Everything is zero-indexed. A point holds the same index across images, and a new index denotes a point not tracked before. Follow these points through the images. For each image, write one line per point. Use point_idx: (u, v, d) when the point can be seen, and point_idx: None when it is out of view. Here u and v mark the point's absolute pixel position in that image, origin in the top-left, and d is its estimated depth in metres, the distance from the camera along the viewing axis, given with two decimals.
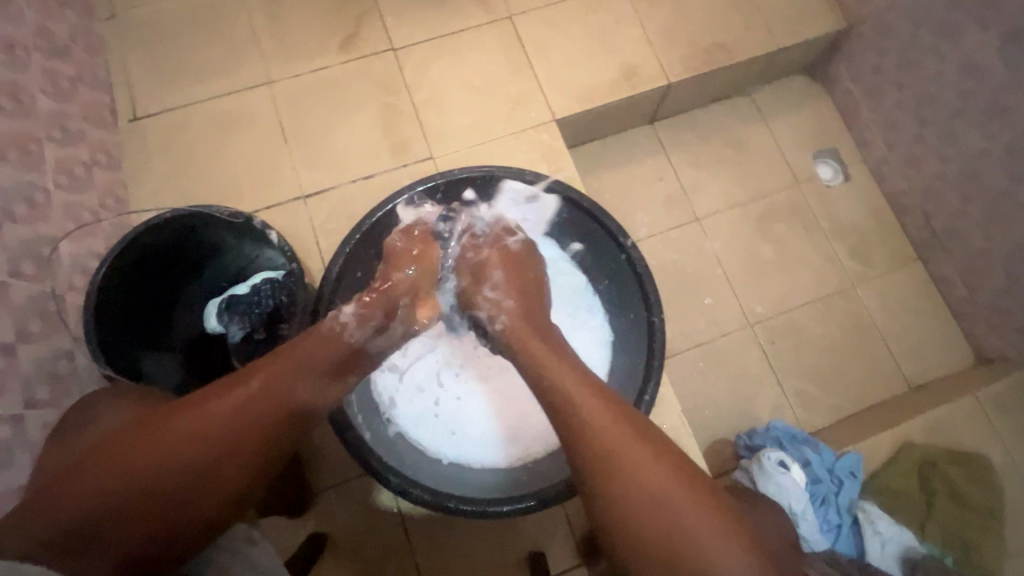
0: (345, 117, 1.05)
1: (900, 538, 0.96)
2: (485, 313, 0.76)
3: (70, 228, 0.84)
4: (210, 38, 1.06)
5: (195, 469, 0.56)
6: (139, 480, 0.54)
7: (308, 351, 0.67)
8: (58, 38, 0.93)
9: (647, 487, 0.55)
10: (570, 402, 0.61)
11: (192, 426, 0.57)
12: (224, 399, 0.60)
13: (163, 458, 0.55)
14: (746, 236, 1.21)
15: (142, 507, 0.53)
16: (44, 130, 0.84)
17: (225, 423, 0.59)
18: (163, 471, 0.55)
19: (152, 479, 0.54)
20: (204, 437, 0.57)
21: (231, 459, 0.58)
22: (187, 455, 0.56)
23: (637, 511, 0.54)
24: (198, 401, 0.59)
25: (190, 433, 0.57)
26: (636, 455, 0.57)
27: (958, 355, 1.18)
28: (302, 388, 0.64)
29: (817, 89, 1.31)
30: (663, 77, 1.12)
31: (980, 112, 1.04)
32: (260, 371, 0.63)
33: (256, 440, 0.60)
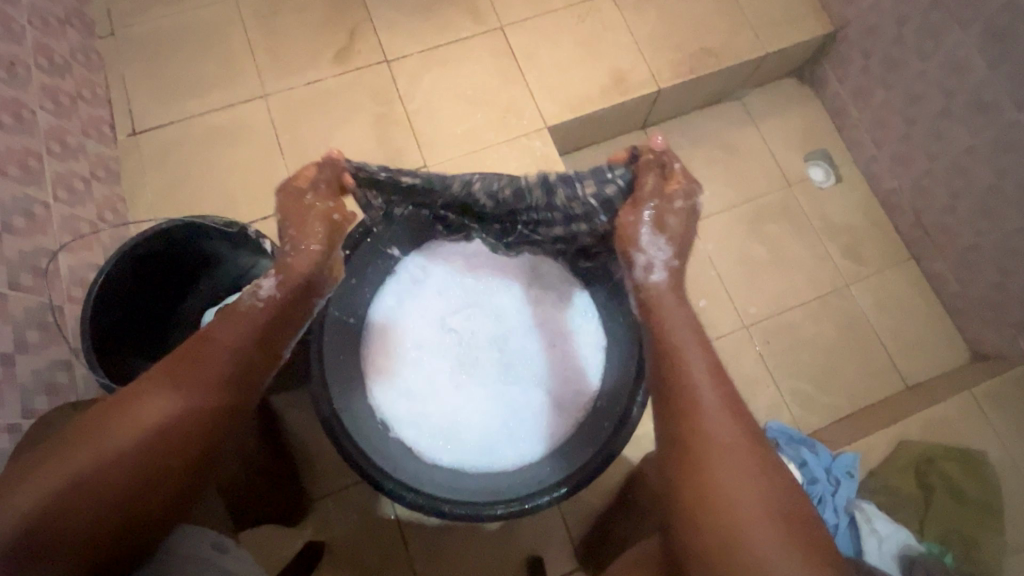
0: (339, 127, 1.06)
1: (898, 537, 0.93)
2: (644, 260, 0.72)
3: (68, 241, 0.85)
4: (206, 53, 1.08)
5: (147, 460, 0.54)
6: (87, 479, 0.51)
7: (251, 327, 0.64)
8: (58, 56, 0.95)
9: (729, 490, 0.52)
10: (696, 385, 0.59)
11: (125, 430, 0.54)
12: (155, 398, 0.56)
13: (109, 457, 0.52)
14: (739, 238, 1.22)
15: (98, 506, 0.51)
16: (45, 145, 0.86)
17: (169, 413, 0.56)
18: (111, 468, 0.52)
19: (99, 479, 0.52)
20: (150, 429, 0.54)
21: (184, 444, 0.56)
22: (132, 447, 0.53)
23: (715, 514, 0.52)
24: (129, 403, 0.55)
25: (132, 426, 0.54)
26: (727, 460, 0.54)
27: (953, 352, 1.18)
28: (241, 374, 0.61)
29: (806, 91, 1.33)
30: (653, 83, 1.14)
31: (965, 109, 1.05)
32: (191, 365, 0.59)
33: (206, 420, 0.58)
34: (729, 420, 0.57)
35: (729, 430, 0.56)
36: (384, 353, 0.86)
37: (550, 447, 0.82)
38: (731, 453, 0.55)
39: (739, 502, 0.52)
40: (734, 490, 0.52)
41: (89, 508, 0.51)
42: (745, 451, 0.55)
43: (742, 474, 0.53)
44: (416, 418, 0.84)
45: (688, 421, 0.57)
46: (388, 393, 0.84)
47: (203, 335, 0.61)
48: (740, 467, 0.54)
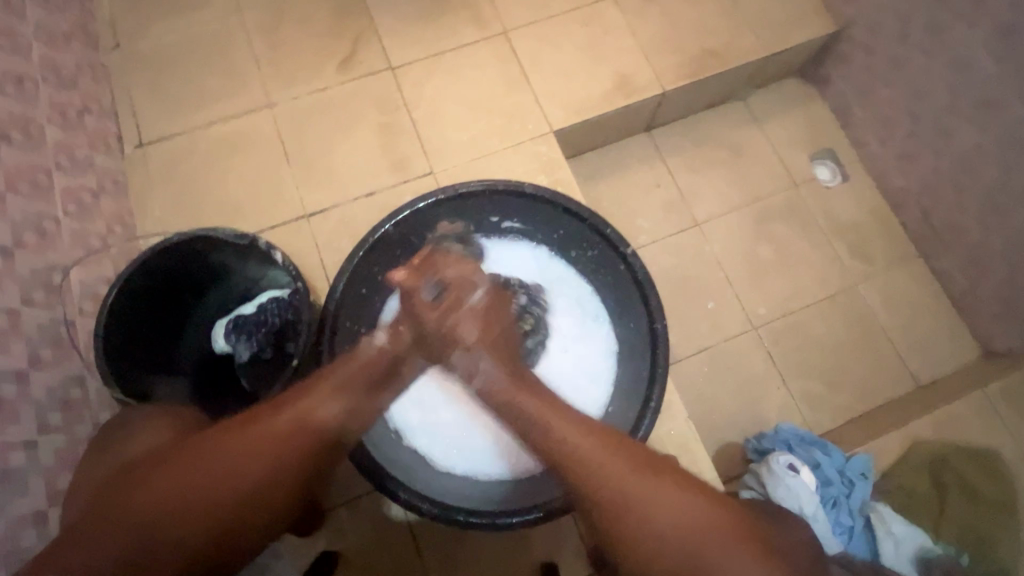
0: (345, 135, 1.06)
1: (914, 538, 0.94)
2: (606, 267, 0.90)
3: (78, 255, 0.86)
4: (210, 64, 1.09)
5: (265, 474, 0.58)
6: (219, 482, 0.55)
7: (361, 368, 0.69)
8: (64, 71, 0.96)
9: (660, 519, 0.57)
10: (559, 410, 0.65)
11: (239, 451, 0.57)
12: (266, 425, 0.60)
13: (239, 464, 0.57)
14: (746, 239, 1.22)
15: (217, 511, 0.55)
16: (53, 159, 0.87)
17: (294, 432, 0.61)
18: (235, 476, 0.56)
19: (228, 483, 0.56)
20: (273, 445, 0.59)
21: (297, 464, 0.60)
22: (260, 460, 0.58)
23: (637, 520, 0.57)
24: (243, 425, 0.60)
25: (262, 439, 0.59)
26: (641, 491, 0.58)
27: (964, 350, 1.17)
28: (344, 411, 0.65)
29: (811, 90, 1.32)
30: (656, 85, 1.14)
31: (971, 107, 1.05)
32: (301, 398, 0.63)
33: (318, 446, 0.62)
34: (608, 454, 0.61)
35: (614, 465, 0.60)
36: None
37: None
38: (641, 481, 0.59)
39: (665, 527, 0.56)
40: (658, 516, 0.57)
41: (215, 509, 0.55)
42: (634, 477, 0.59)
43: (660, 497, 0.58)
44: (432, 425, 0.84)
45: (583, 477, 0.60)
46: (400, 402, 0.84)
47: (320, 373, 0.67)
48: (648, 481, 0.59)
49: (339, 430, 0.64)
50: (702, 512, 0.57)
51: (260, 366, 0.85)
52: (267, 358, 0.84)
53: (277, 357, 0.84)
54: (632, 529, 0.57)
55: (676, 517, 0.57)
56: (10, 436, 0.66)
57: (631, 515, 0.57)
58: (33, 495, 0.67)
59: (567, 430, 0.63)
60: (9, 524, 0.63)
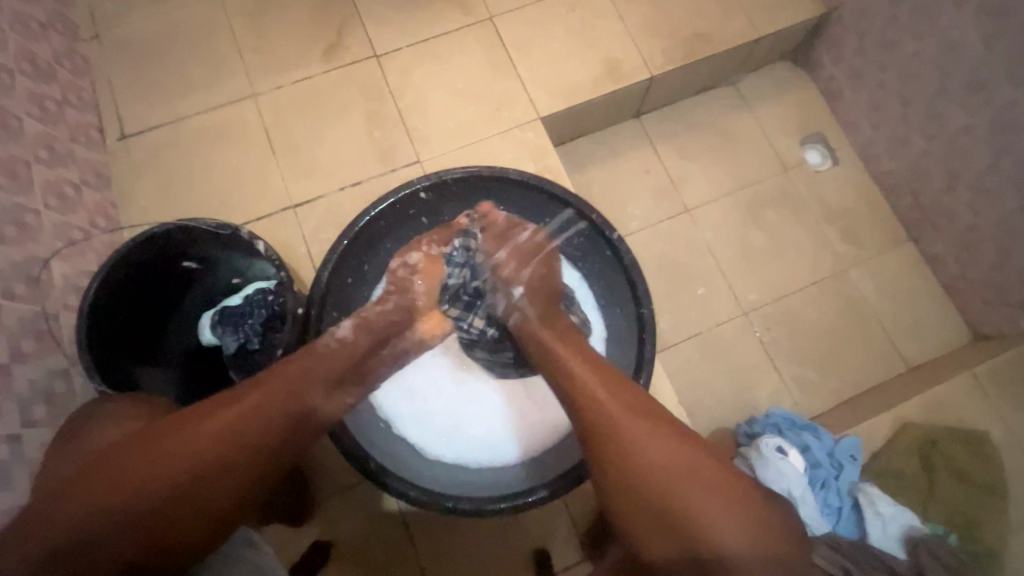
0: (331, 125, 1.05)
1: (903, 519, 0.93)
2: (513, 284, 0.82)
3: (59, 248, 0.85)
4: (192, 54, 1.07)
5: (185, 482, 0.58)
6: (133, 488, 0.56)
7: (320, 362, 0.70)
8: (43, 62, 0.94)
9: (641, 458, 0.60)
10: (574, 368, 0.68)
11: (189, 443, 0.60)
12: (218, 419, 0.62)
13: (157, 471, 0.57)
14: (737, 224, 1.22)
15: (134, 517, 0.56)
16: (32, 152, 0.85)
17: (220, 441, 0.61)
18: (154, 482, 0.57)
19: (144, 488, 0.57)
20: (194, 454, 0.59)
21: (221, 475, 0.60)
22: (179, 473, 0.58)
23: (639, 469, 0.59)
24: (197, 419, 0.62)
25: (183, 447, 0.59)
26: (630, 431, 0.61)
27: (953, 332, 1.18)
28: (298, 406, 0.66)
29: (801, 74, 1.31)
30: (645, 71, 1.13)
31: (960, 89, 1.04)
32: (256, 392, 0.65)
33: (245, 457, 0.62)
34: (605, 393, 0.64)
35: (609, 402, 0.64)
36: None
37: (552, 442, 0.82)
38: (631, 423, 0.62)
39: (649, 468, 0.59)
40: (640, 455, 0.60)
41: (129, 515, 0.56)
42: (626, 417, 0.62)
43: (646, 446, 0.60)
44: (420, 416, 0.84)
45: (586, 414, 0.64)
46: (388, 391, 0.84)
47: (278, 367, 0.68)
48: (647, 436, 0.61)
49: (272, 442, 0.64)
50: (689, 462, 0.59)
51: (249, 358, 0.84)
52: (255, 348, 0.83)
53: (264, 347, 0.83)
54: (615, 471, 0.60)
55: (655, 459, 0.59)
56: None
57: (613, 453, 0.61)
58: (17, 488, 0.67)
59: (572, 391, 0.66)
60: None
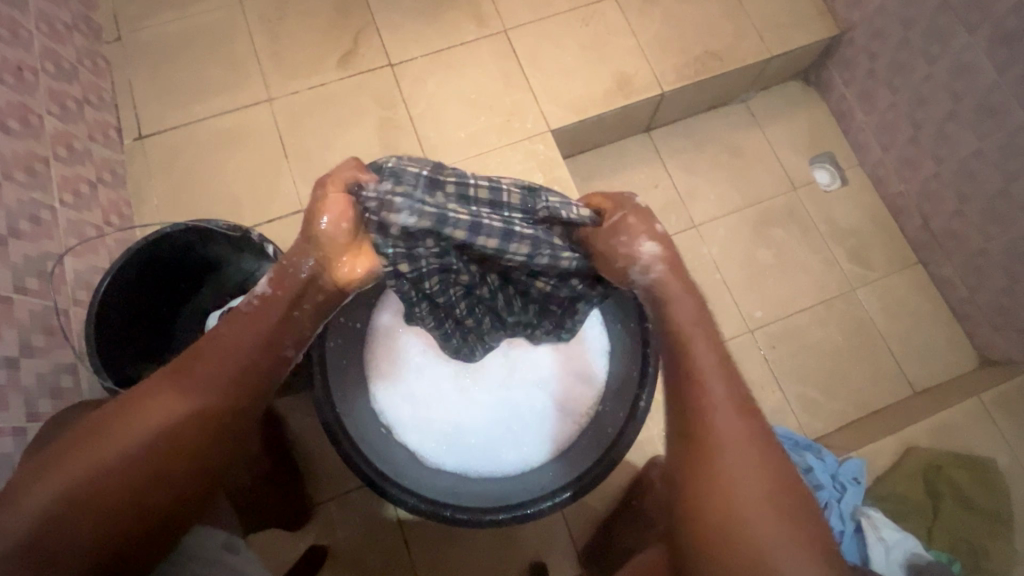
0: (343, 131, 1.06)
1: (905, 545, 0.91)
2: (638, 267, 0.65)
3: (73, 244, 0.86)
4: (210, 58, 1.09)
5: (152, 459, 0.54)
6: (86, 482, 0.51)
7: (252, 330, 0.62)
8: (66, 62, 0.96)
9: (737, 487, 0.54)
10: (694, 364, 0.60)
11: (126, 432, 0.54)
12: (154, 404, 0.56)
13: (106, 464, 0.52)
14: (744, 241, 1.22)
15: (81, 516, 0.50)
16: (51, 149, 0.87)
17: (167, 419, 0.55)
18: (118, 465, 0.52)
19: (98, 484, 0.51)
20: (155, 428, 0.54)
21: (191, 444, 0.56)
22: (124, 464, 0.52)
23: (713, 473, 0.55)
24: (133, 407, 0.55)
25: (141, 422, 0.54)
26: (739, 456, 0.55)
27: (961, 356, 1.17)
28: (243, 378, 0.60)
29: (811, 93, 1.32)
30: (657, 86, 1.14)
31: (971, 113, 1.04)
32: (192, 368, 0.59)
33: (211, 420, 0.58)
34: (729, 407, 0.58)
35: (737, 426, 0.57)
36: (389, 356, 0.85)
37: (553, 454, 0.81)
38: (745, 452, 0.56)
39: (746, 506, 0.53)
40: (740, 489, 0.54)
41: (87, 518, 0.50)
42: (747, 446, 0.56)
43: (750, 479, 0.54)
44: (426, 422, 0.83)
45: (708, 422, 0.57)
46: (390, 396, 0.83)
47: (204, 338, 0.61)
48: (743, 456, 0.55)
49: (231, 405, 0.59)
50: (784, 505, 0.53)
51: None
52: None
53: None
54: (706, 466, 0.56)
55: (753, 484, 0.54)
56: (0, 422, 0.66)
57: (709, 460, 0.56)
58: None
59: (713, 378, 0.59)
60: None
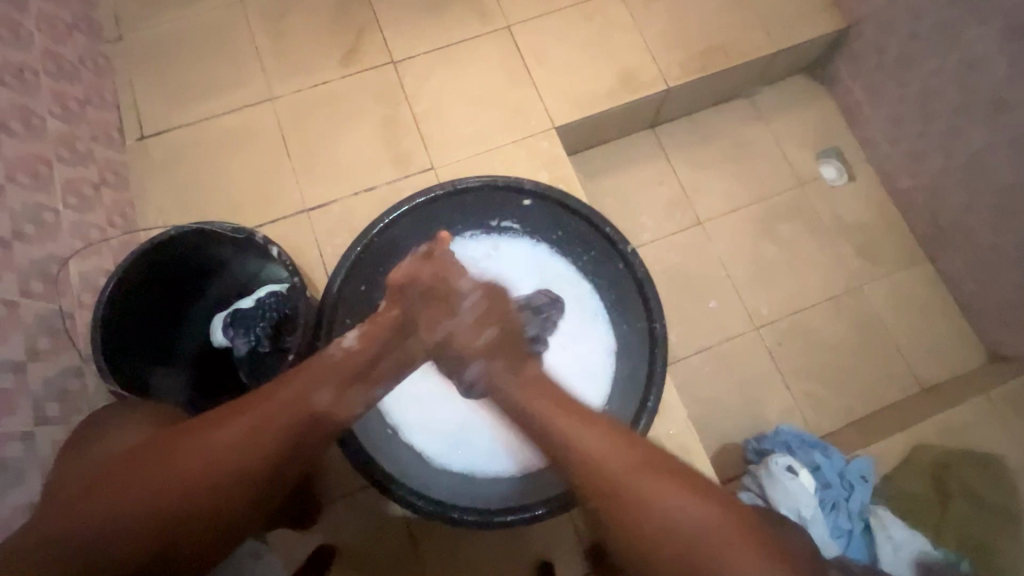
0: (346, 130, 1.06)
1: (914, 545, 0.91)
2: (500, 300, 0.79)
3: (78, 247, 0.86)
4: (213, 57, 1.08)
5: (195, 499, 0.55)
6: (147, 498, 0.53)
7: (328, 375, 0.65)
8: (67, 62, 0.96)
9: (651, 516, 0.55)
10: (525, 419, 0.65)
11: (193, 455, 0.55)
12: (223, 430, 0.58)
13: (169, 484, 0.54)
14: (750, 237, 1.21)
15: (135, 530, 0.52)
16: (54, 151, 0.86)
17: (232, 450, 0.57)
18: (164, 501, 0.53)
19: (158, 503, 0.53)
20: (207, 468, 0.55)
21: (232, 490, 0.56)
22: (184, 487, 0.54)
23: (624, 515, 0.56)
24: (205, 429, 0.58)
25: (196, 460, 0.55)
26: (641, 488, 0.56)
27: (970, 353, 1.16)
28: (311, 417, 0.62)
29: (818, 88, 1.30)
30: (661, 82, 1.13)
31: (981, 107, 1.03)
32: (267, 401, 0.61)
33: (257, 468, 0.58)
34: (601, 442, 0.60)
35: (619, 456, 0.59)
36: None
37: None
38: (644, 479, 0.57)
39: (671, 534, 0.54)
40: (657, 516, 0.55)
41: (139, 533, 0.52)
42: (643, 475, 0.57)
43: (657, 492, 0.56)
44: (433, 425, 0.83)
45: (598, 469, 0.58)
46: (397, 397, 0.84)
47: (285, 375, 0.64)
48: (644, 489, 0.56)
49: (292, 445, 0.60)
50: (697, 513, 0.55)
51: (260, 361, 0.83)
52: (265, 351, 0.83)
53: (275, 350, 0.83)
54: (621, 519, 0.56)
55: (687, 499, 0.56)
56: (7, 427, 0.66)
57: (617, 511, 0.57)
58: (30, 486, 0.67)
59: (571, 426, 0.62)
60: (4, 514, 0.63)
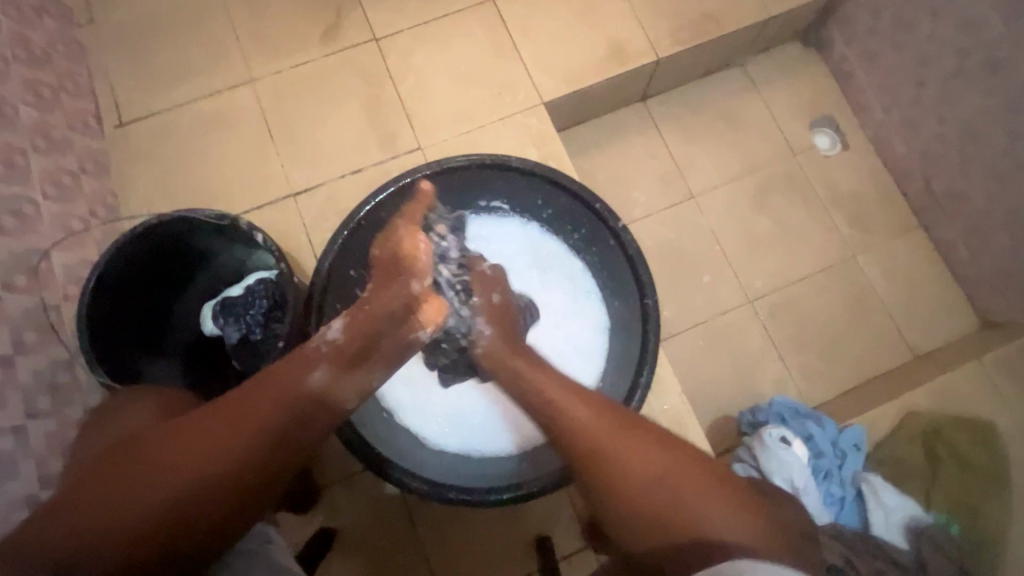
0: (329, 112, 1.03)
1: (905, 508, 0.93)
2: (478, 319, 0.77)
3: (59, 238, 0.84)
4: (189, 38, 1.05)
5: (182, 489, 0.53)
6: (134, 495, 0.51)
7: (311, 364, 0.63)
8: (37, 47, 0.93)
9: (630, 466, 0.57)
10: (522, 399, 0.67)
11: (179, 450, 0.54)
12: (210, 423, 0.57)
13: (156, 478, 0.53)
14: (743, 210, 1.20)
15: (123, 527, 0.50)
16: (28, 140, 0.84)
17: (218, 440, 0.55)
18: (151, 498, 0.52)
19: (144, 498, 0.51)
20: (194, 460, 0.54)
21: (221, 480, 0.54)
22: (171, 480, 0.53)
23: (606, 467, 0.58)
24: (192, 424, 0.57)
25: (182, 450, 0.54)
26: (620, 443, 0.59)
27: (962, 320, 1.16)
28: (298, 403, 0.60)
29: (811, 55, 1.28)
30: (651, 53, 1.10)
31: (978, 69, 1.01)
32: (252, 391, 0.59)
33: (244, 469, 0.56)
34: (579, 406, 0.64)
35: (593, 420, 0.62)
36: None
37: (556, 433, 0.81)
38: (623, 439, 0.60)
39: (651, 480, 0.56)
40: (635, 467, 0.57)
41: (127, 530, 0.50)
42: (620, 434, 0.60)
43: (636, 446, 0.59)
44: (428, 406, 0.84)
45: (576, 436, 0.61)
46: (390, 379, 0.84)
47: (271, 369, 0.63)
48: (622, 446, 0.59)
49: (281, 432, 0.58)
50: (674, 461, 0.57)
51: (250, 348, 0.83)
52: (257, 338, 0.82)
53: (266, 337, 0.82)
54: (604, 477, 0.58)
55: (653, 472, 0.57)
56: None
57: (603, 466, 0.58)
58: (24, 480, 0.67)
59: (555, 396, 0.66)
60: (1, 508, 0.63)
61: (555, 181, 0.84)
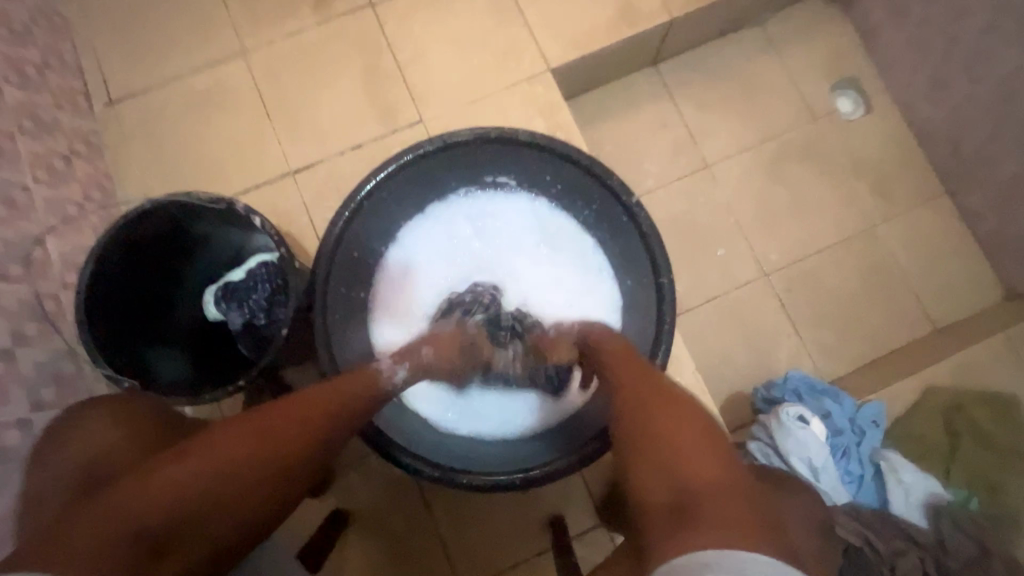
0: (326, 84, 0.99)
1: (925, 486, 0.92)
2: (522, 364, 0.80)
3: (54, 224, 0.82)
4: (176, 9, 1.00)
5: (234, 489, 0.53)
6: (183, 489, 0.49)
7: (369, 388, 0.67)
8: (17, 22, 0.88)
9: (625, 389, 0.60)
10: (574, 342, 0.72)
11: (237, 448, 0.53)
12: (268, 427, 0.56)
13: (214, 474, 0.51)
14: (760, 179, 1.15)
15: (165, 519, 0.48)
16: (15, 122, 0.81)
17: (278, 446, 0.56)
18: (204, 493, 0.51)
19: (197, 492, 0.50)
20: (253, 462, 0.54)
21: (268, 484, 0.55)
22: (227, 479, 0.52)
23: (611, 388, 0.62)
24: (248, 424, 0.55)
25: (240, 449, 0.53)
26: (629, 374, 0.63)
27: (986, 291, 1.12)
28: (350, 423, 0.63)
29: (834, 11, 1.20)
30: (664, 12, 1.03)
31: (1015, 24, 0.94)
32: (311, 404, 0.61)
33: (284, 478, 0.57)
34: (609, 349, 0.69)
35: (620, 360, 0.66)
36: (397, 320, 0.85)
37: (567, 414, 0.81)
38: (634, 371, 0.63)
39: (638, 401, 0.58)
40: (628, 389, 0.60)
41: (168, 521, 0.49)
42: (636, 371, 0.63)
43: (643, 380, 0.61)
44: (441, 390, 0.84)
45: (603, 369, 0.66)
46: None
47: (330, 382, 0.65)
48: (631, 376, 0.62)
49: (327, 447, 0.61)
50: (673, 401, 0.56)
51: (255, 333, 0.81)
52: (261, 324, 0.80)
53: (270, 322, 0.80)
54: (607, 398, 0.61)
55: (637, 396, 0.58)
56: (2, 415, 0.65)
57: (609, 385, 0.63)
58: None
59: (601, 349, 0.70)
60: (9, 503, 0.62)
61: (564, 154, 0.79)
